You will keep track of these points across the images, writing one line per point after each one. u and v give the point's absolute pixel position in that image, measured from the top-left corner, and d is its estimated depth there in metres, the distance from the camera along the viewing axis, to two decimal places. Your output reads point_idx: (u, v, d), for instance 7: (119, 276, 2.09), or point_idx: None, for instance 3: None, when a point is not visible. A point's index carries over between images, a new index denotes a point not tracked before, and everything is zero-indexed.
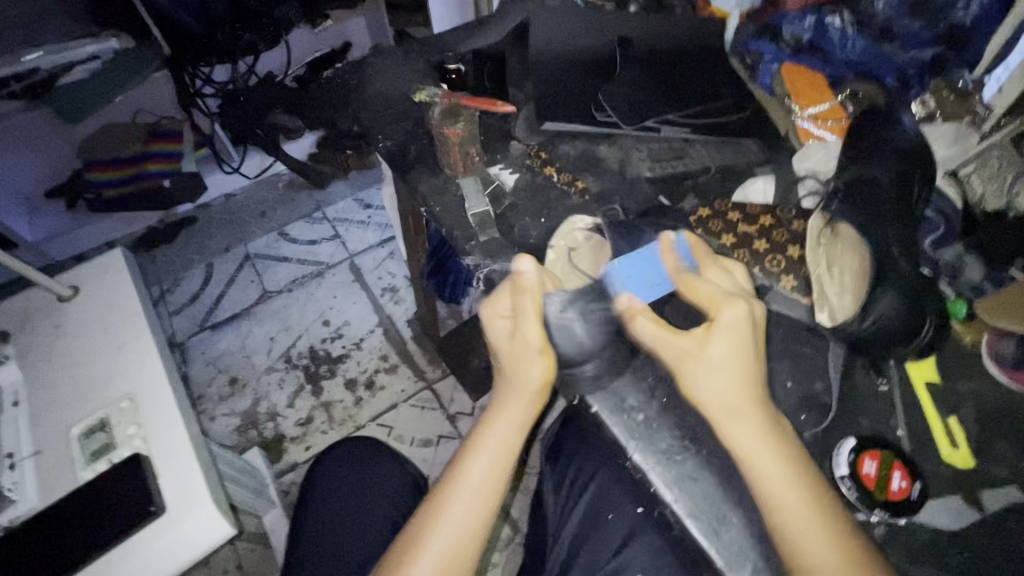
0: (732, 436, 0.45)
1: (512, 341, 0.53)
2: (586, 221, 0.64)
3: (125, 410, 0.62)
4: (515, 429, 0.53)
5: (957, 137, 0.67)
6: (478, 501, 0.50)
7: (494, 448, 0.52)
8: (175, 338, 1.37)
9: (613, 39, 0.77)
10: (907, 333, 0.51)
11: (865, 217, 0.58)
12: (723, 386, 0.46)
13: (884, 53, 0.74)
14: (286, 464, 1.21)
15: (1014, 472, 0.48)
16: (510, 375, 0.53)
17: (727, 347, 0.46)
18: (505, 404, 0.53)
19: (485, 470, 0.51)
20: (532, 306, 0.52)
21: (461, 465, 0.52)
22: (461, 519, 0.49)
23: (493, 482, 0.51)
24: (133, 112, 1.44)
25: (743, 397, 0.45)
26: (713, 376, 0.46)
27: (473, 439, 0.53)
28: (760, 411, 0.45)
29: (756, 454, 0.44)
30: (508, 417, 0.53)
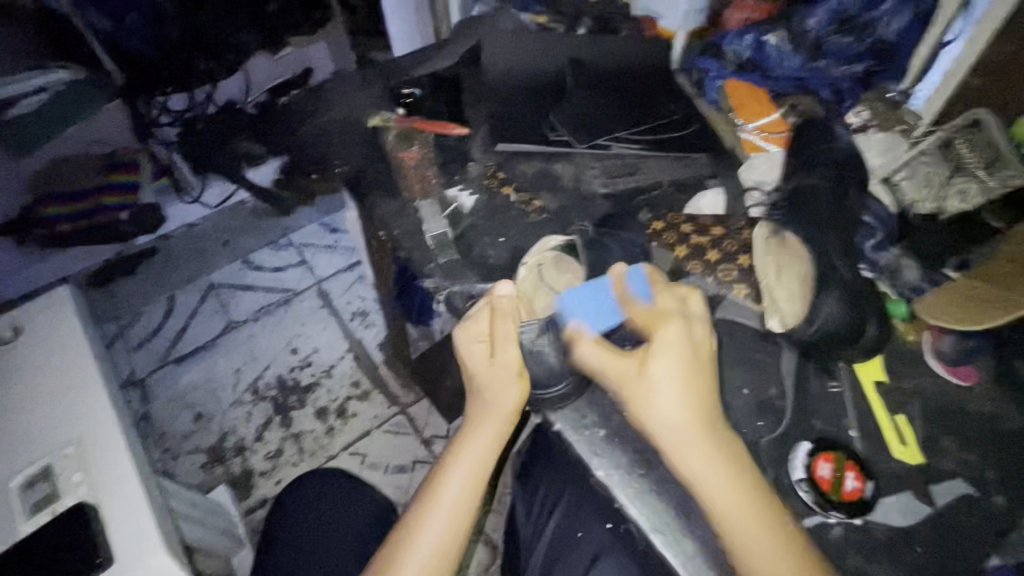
0: (673, 453, 0.45)
1: (488, 365, 0.54)
2: (558, 241, 0.63)
3: (71, 456, 0.59)
4: (489, 446, 0.52)
5: (888, 146, 0.71)
6: (450, 526, 0.49)
7: (468, 468, 0.51)
8: (136, 375, 1.33)
9: (564, 61, 0.78)
10: (850, 333, 0.53)
11: (802, 223, 0.60)
12: (673, 411, 0.46)
13: (819, 68, 0.78)
14: (256, 500, 1.18)
15: (962, 465, 0.50)
16: (486, 396, 0.53)
17: (673, 352, 0.48)
18: (478, 421, 0.53)
19: (458, 492, 0.50)
20: (511, 329, 0.53)
21: (431, 491, 0.51)
22: (431, 548, 0.48)
23: (466, 506, 0.50)
24: (85, 142, 1.26)
25: (687, 412, 0.46)
26: (658, 400, 0.46)
27: (445, 462, 0.52)
28: (705, 427, 0.46)
29: (703, 478, 0.44)
30: (482, 436, 0.52)
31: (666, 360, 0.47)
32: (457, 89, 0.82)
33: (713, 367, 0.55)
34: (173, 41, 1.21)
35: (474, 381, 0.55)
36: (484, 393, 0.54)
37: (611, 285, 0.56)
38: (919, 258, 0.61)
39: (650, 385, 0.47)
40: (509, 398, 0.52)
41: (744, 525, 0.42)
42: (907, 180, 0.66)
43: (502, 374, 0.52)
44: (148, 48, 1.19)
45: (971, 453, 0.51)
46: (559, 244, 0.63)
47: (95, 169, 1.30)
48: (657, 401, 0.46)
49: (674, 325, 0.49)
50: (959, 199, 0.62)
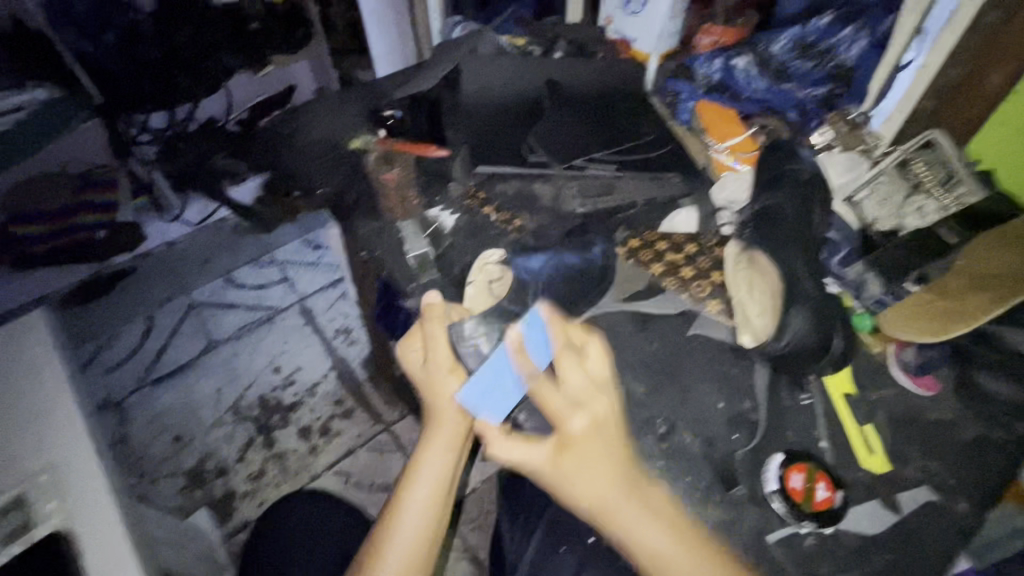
0: (606, 522, 0.45)
1: (424, 370, 0.57)
2: (497, 254, 0.67)
3: (44, 484, 0.57)
4: (447, 457, 0.53)
5: (850, 165, 0.73)
6: (416, 541, 0.49)
7: (429, 478, 0.52)
8: (113, 397, 1.30)
9: (542, 83, 0.81)
10: (818, 349, 0.55)
11: (775, 243, 0.61)
12: (594, 483, 0.45)
13: (784, 90, 0.81)
14: (238, 522, 1.16)
15: (926, 473, 0.52)
16: (435, 405, 0.55)
17: (586, 436, 0.47)
18: (434, 433, 0.54)
19: (421, 506, 0.51)
20: (441, 332, 0.57)
21: (394, 508, 0.51)
22: (399, 563, 0.48)
23: (430, 519, 0.51)
24: (59, 163, 1.29)
25: (612, 482, 0.46)
26: (576, 478, 0.46)
27: (406, 479, 0.53)
28: (629, 487, 0.46)
29: (636, 537, 0.44)
30: (439, 448, 0.53)
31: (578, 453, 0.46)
32: (437, 110, 0.83)
33: (688, 382, 0.57)
34: (149, 61, 1.24)
35: (427, 391, 0.56)
36: (430, 399, 0.56)
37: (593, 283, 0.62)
38: (882, 273, 0.63)
39: (574, 465, 0.46)
40: (450, 393, 0.55)
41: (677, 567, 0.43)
42: (868, 199, 0.68)
43: (434, 373, 0.56)
44: (121, 69, 1.22)
45: (934, 461, 0.53)
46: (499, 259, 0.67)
47: (71, 188, 1.29)
48: (580, 445, 0.47)
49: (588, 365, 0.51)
50: (915, 218, 0.65)
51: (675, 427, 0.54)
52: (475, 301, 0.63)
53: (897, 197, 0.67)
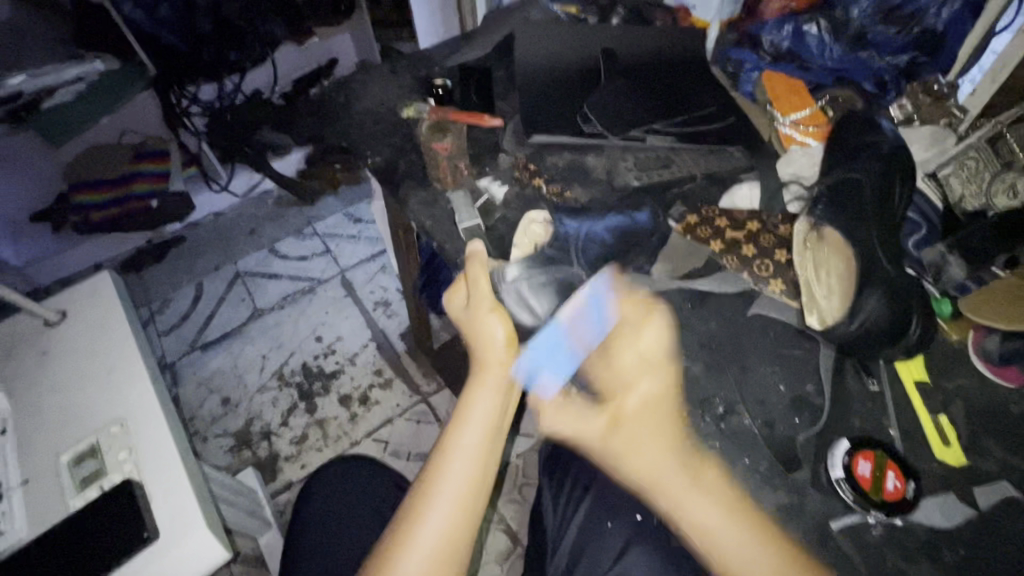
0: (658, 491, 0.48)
1: (469, 310, 0.57)
2: (543, 216, 0.63)
3: (116, 434, 0.61)
4: (497, 397, 0.54)
5: (934, 140, 0.68)
6: (468, 480, 0.50)
7: (479, 417, 0.53)
8: (166, 359, 1.36)
9: (598, 52, 0.78)
10: (893, 332, 0.52)
11: (846, 219, 0.58)
12: (649, 452, 0.49)
13: (861, 58, 0.76)
14: (281, 483, 1.20)
15: (1007, 468, 0.49)
16: (481, 344, 0.55)
17: (641, 413, 0.50)
18: (481, 376, 0.54)
19: (470, 447, 0.52)
20: (481, 273, 0.56)
21: (444, 447, 0.52)
22: (454, 494, 0.50)
23: (481, 458, 0.51)
24: (117, 133, 1.40)
25: (664, 456, 0.48)
26: (634, 443, 0.49)
27: (455, 419, 0.53)
28: (687, 472, 0.48)
29: (679, 511, 0.47)
30: (487, 388, 0.54)
31: (632, 422, 0.50)
32: (487, 80, 0.82)
33: (747, 364, 0.55)
34: (203, 34, 1.26)
35: (473, 330, 0.56)
36: (475, 340, 0.56)
37: (564, 331, 0.55)
38: (962, 256, 0.60)
39: (628, 425, 0.50)
40: (495, 331, 0.54)
41: (719, 536, 0.45)
42: (954, 176, 0.65)
43: (478, 313, 0.55)
44: (180, 42, 1.25)
45: (1017, 456, 0.49)
46: (543, 219, 0.64)
47: (127, 158, 1.38)
48: (630, 444, 0.50)
49: (639, 388, 0.51)
50: (1007, 194, 0.60)
51: (732, 407, 0.52)
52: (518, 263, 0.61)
53: (984, 174, 0.63)
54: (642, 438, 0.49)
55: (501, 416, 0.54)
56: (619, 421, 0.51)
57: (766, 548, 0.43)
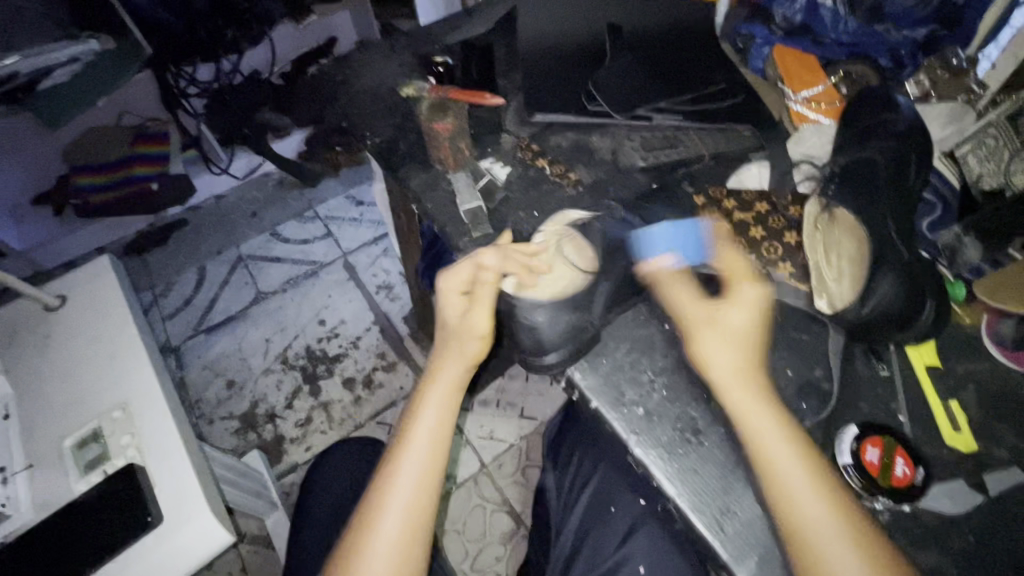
0: (727, 395, 0.47)
1: (457, 319, 0.56)
2: (578, 214, 0.61)
3: (119, 419, 0.61)
4: (452, 388, 0.56)
5: (952, 116, 0.67)
6: (426, 469, 0.52)
7: (434, 418, 0.54)
8: (170, 343, 1.36)
9: (602, 27, 0.75)
10: (903, 317, 0.50)
11: (861, 199, 0.56)
12: (728, 357, 0.48)
13: (875, 34, 0.73)
14: (287, 465, 1.21)
15: (1017, 454, 0.48)
16: (450, 340, 0.57)
17: (736, 321, 0.49)
18: (442, 376, 0.56)
19: (424, 447, 0.53)
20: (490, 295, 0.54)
21: (403, 438, 0.54)
22: (409, 493, 0.51)
23: (437, 449, 0.53)
24: (117, 114, 1.39)
25: (739, 372, 0.47)
26: (717, 345, 0.48)
27: (412, 407, 0.56)
28: (758, 385, 0.47)
29: (746, 423, 0.46)
30: (443, 388, 0.56)
31: (725, 323, 0.49)
32: (489, 57, 0.79)
33: None
34: (200, 10, 1.26)
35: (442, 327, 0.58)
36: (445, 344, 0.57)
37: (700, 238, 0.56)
38: (977, 236, 0.58)
39: (718, 328, 0.49)
40: (471, 347, 0.56)
41: (773, 446, 0.44)
42: (972, 155, 0.63)
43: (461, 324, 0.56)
44: (175, 19, 1.23)
45: None
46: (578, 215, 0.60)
47: (126, 141, 1.37)
48: (715, 355, 0.48)
49: (740, 303, 0.49)
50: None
51: None
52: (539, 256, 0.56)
53: (1004, 153, 0.60)
54: (730, 348, 0.48)
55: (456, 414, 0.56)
56: (722, 328, 0.49)
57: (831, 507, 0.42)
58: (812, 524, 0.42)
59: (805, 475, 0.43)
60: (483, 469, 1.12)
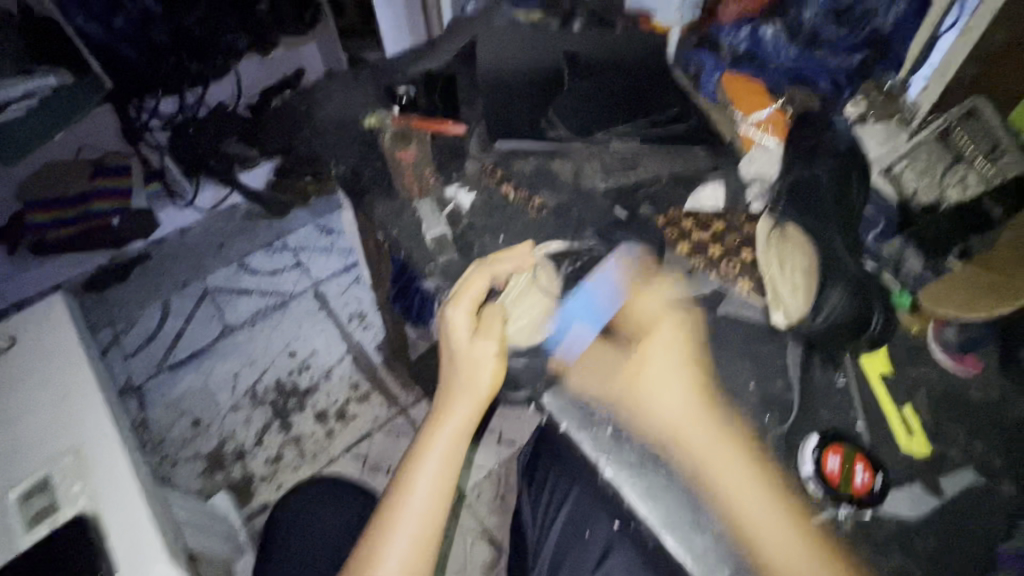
0: (681, 434, 0.50)
1: (467, 347, 0.53)
2: (557, 246, 0.61)
3: (70, 465, 0.58)
4: (461, 431, 0.52)
5: (888, 136, 0.71)
6: (428, 515, 0.50)
7: (437, 457, 0.51)
8: (131, 382, 1.31)
9: (560, 55, 0.78)
10: (857, 325, 0.52)
11: (810, 216, 0.59)
12: (674, 396, 0.51)
13: (813, 59, 0.78)
14: (257, 505, 1.17)
15: (970, 454, 0.49)
16: (462, 378, 0.53)
17: (664, 356, 0.53)
18: (445, 414, 0.53)
19: (425, 491, 0.50)
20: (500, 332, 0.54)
21: (408, 479, 0.51)
22: (407, 541, 0.49)
23: (439, 497, 0.51)
24: (75, 150, 1.34)
25: (687, 399, 0.51)
26: (656, 381, 0.52)
27: (412, 454, 0.53)
28: (710, 414, 0.51)
29: (703, 453, 0.49)
30: (445, 428, 0.52)
31: (656, 359, 0.53)
32: (451, 87, 0.81)
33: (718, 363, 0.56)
34: (161, 45, 1.24)
35: (449, 359, 0.55)
36: (455, 377, 0.54)
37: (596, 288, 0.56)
38: (920, 248, 0.61)
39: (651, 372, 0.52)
40: (483, 377, 0.52)
41: (730, 474, 0.47)
42: (907, 170, 0.66)
43: (474, 354, 0.53)
44: (134, 52, 1.22)
45: (979, 442, 0.50)
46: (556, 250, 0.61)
47: (85, 174, 1.32)
48: (662, 388, 0.51)
49: (663, 329, 0.54)
50: (956, 188, 0.63)
51: None
52: (511, 296, 0.58)
53: (936, 169, 0.64)
54: (668, 374, 0.52)
55: (464, 452, 0.53)
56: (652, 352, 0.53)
57: (797, 530, 0.45)
58: (759, 521, 0.45)
59: (767, 502, 0.46)
60: (462, 499, 1.10)
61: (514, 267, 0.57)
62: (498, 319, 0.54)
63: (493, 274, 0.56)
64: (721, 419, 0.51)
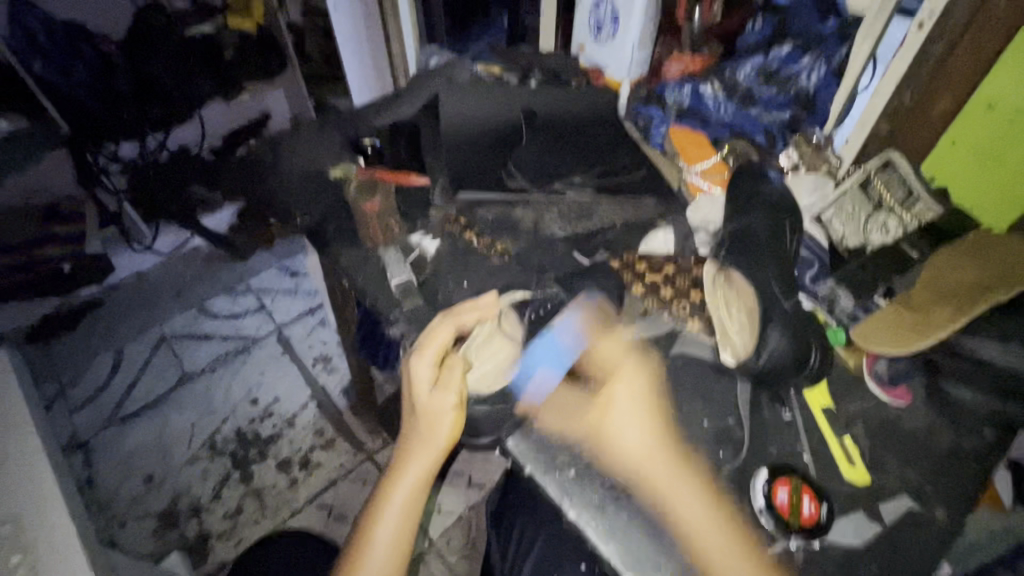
0: (640, 470, 0.51)
1: (426, 400, 0.54)
2: (520, 295, 0.64)
3: (12, 543, 0.58)
4: (419, 485, 0.53)
5: (816, 185, 0.77)
6: (386, 568, 0.50)
7: (397, 509, 0.52)
8: (78, 438, 1.24)
9: (519, 111, 0.83)
10: (798, 363, 0.56)
11: (749, 265, 0.64)
12: (634, 434, 0.53)
13: (752, 116, 0.85)
14: (212, 565, 1.10)
15: (906, 482, 0.53)
16: (421, 430, 0.54)
17: (625, 398, 0.55)
18: (404, 465, 0.53)
19: (386, 543, 0.51)
20: (458, 381, 0.54)
21: (366, 533, 0.52)
22: None
23: (396, 551, 0.51)
24: (22, 195, 1.23)
25: (648, 433, 0.53)
26: (626, 409, 0.54)
27: (372, 508, 0.53)
28: (675, 461, 0.52)
29: (664, 486, 0.51)
30: (405, 480, 0.53)
31: (620, 403, 0.54)
32: (416, 140, 0.84)
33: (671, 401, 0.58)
34: (121, 92, 1.24)
35: (410, 410, 0.56)
36: (415, 430, 0.54)
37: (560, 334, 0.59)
38: (849, 287, 0.67)
39: (611, 415, 0.54)
40: (442, 429, 0.53)
41: (689, 508, 0.49)
42: (835, 217, 0.73)
43: (433, 407, 0.53)
44: (93, 98, 1.21)
45: (913, 469, 0.54)
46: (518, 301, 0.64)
47: (36, 220, 1.25)
48: (620, 429, 0.53)
49: (624, 378, 0.56)
50: (879, 232, 0.69)
51: None
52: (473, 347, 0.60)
53: (861, 215, 0.71)
54: (634, 415, 0.54)
55: (424, 502, 0.54)
56: (642, 387, 0.56)
57: (752, 569, 0.47)
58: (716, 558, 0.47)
59: (726, 542, 0.48)
60: (431, 547, 1.07)
61: (478, 317, 0.59)
62: (459, 368, 0.55)
63: (457, 324, 0.57)
64: (681, 457, 0.53)
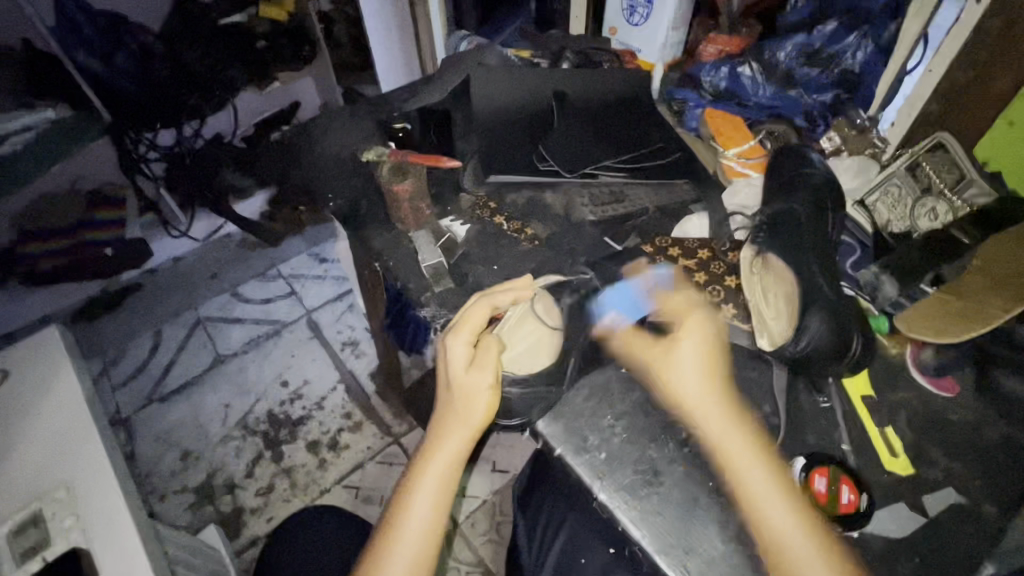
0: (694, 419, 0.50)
1: (464, 378, 0.54)
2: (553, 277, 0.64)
3: (62, 499, 0.58)
4: (453, 462, 0.53)
5: (860, 169, 0.75)
6: (422, 542, 0.50)
7: (431, 487, 0.52)
8: (119, 415, 1.29)
9: (549, 93, 0.80)
10: (839, 350, 0.54)
11: (787, 250, 0.61)
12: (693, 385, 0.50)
13: (792, 97, 0.82)
14: (246, 539, 1.14)
15: (951, 475, 0.51)
16: (457, 408, 0.54)
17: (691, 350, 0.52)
18: (439, 443, 0.53)
19: (421, 520, 0.51)
20: (493, 360, 0.55)
21: (402, 507, 0.52)
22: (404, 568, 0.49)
23: (431, 527, 0.51)
24: (69, 180, 1.34)
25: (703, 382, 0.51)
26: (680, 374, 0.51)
27: (406, 485, 0.53)
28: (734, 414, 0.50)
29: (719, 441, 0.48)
30: (440, 457, 0.53)
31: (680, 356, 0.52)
32: (446, 123, 0.84)
33: None
34: (158, 78, 1.29)
35: (444, 389, 0.56)
36: (451, 409, 0.55)
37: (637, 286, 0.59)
38: (894, 273, 0.63)
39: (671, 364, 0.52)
40: (479, 407, 0.53)
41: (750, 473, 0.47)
42: (881, 202, 0.70)
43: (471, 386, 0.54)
44: (132, 85, 1.25)
45: (958, 462, 0.52)
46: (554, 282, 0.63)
47: (81, 205, 1.33)
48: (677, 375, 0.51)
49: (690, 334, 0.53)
50: (927, 218, 0.67)
51: None
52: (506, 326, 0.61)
53: (907, 200, 0.68)
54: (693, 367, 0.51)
55: (458, 481, 0.53)
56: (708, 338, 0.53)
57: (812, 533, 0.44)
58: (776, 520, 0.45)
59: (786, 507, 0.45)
60: (457, 529, 1.09)
61: (513, 298, 0.58)
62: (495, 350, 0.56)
63: (492, 304, 0.57)
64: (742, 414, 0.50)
